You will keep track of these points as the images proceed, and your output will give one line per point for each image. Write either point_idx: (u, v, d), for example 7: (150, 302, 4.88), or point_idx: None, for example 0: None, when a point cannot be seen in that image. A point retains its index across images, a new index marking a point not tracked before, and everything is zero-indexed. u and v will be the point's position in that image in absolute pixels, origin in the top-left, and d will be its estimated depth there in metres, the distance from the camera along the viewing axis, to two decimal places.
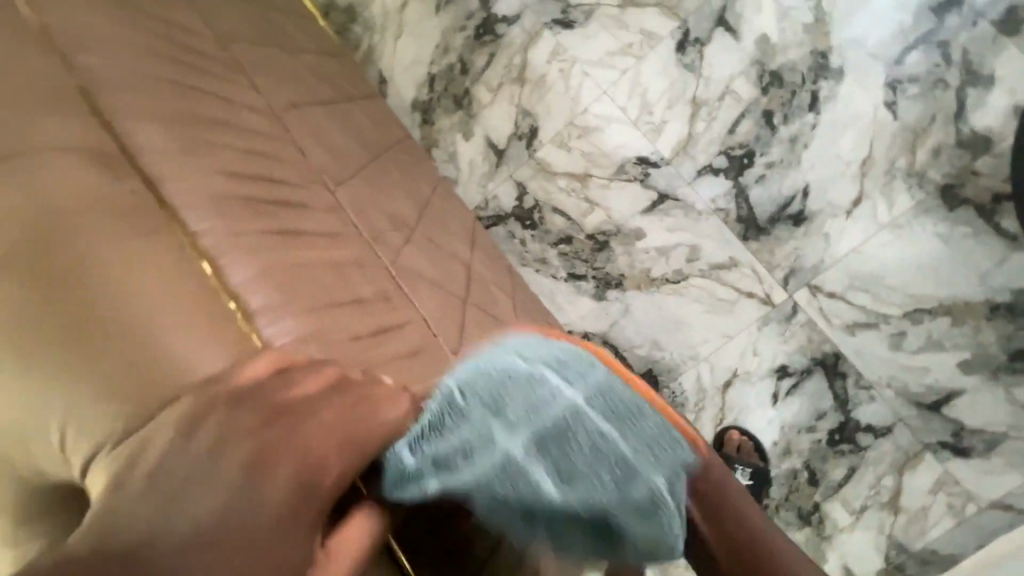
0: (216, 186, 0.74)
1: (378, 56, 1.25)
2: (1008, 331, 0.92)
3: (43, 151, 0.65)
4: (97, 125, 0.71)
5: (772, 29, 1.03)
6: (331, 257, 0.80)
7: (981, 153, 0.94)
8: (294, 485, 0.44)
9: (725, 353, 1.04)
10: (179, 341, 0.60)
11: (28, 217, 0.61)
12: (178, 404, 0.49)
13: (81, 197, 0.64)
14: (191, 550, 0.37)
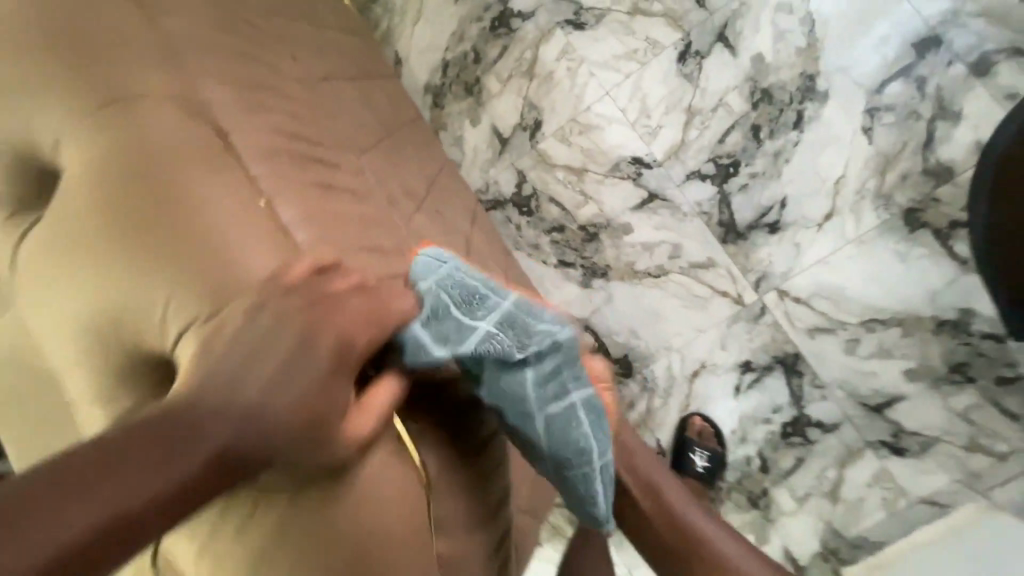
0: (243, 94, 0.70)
1: (395, 37, 1.31)
2: (951, 346, 1.02)
3: (98, 52, 0.65)
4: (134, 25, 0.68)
5: (767, 49, 1.11)
6: (358, 187, 0.76)
7: (944, 182, 1.03)
8: (332, 359, 0.53)
9: (696, 346, 1.12)
10: (228, 224, 0.60)
11: (100, 114, 0.63)
12: (243, 292, 0.56)
13: (130, 91, 0.64)
14: (256, 406, 0.48)
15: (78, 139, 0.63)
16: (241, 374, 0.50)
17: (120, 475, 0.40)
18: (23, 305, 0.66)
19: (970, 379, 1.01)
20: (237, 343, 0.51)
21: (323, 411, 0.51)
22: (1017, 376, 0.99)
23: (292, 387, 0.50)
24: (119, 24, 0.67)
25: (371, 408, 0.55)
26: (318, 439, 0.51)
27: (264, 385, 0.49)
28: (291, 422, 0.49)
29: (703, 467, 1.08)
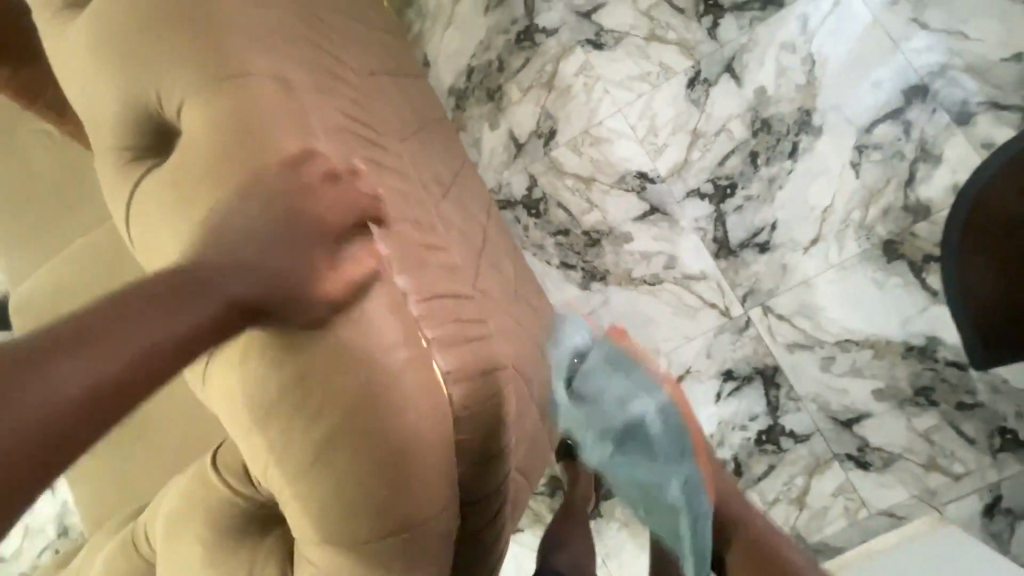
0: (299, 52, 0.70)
1: (426, 41, 1.39)
2: (917, 370, 1.10)
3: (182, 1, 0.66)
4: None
5: (770, 83, 1.20)
6: (405, 155, 0.81)
7: (921, 219, 1.11)
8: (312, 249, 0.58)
9: (683, 351, 1.20)
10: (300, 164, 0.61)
11: (191, 60, 0.64)
12: (280, 214, 0.57)
13: (211, 36, 0.65)
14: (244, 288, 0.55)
15: (173, 83, 0.65)
16: (234, 248, 0.57)
17: (120, 331, 0.48)
18: (139, 234, 0.69)
19: (932, 403, 1.09)
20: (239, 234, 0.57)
21: (304, 280, 0.57)
22: (976, 403, 1.07)
23: (277, 257, 0.56)
24: None
25: (350, 270, 0.60)
26: (300, 300, 0.58)
27: (253, 254, 0.56)
28: (272, 284, 0.56)
29: None
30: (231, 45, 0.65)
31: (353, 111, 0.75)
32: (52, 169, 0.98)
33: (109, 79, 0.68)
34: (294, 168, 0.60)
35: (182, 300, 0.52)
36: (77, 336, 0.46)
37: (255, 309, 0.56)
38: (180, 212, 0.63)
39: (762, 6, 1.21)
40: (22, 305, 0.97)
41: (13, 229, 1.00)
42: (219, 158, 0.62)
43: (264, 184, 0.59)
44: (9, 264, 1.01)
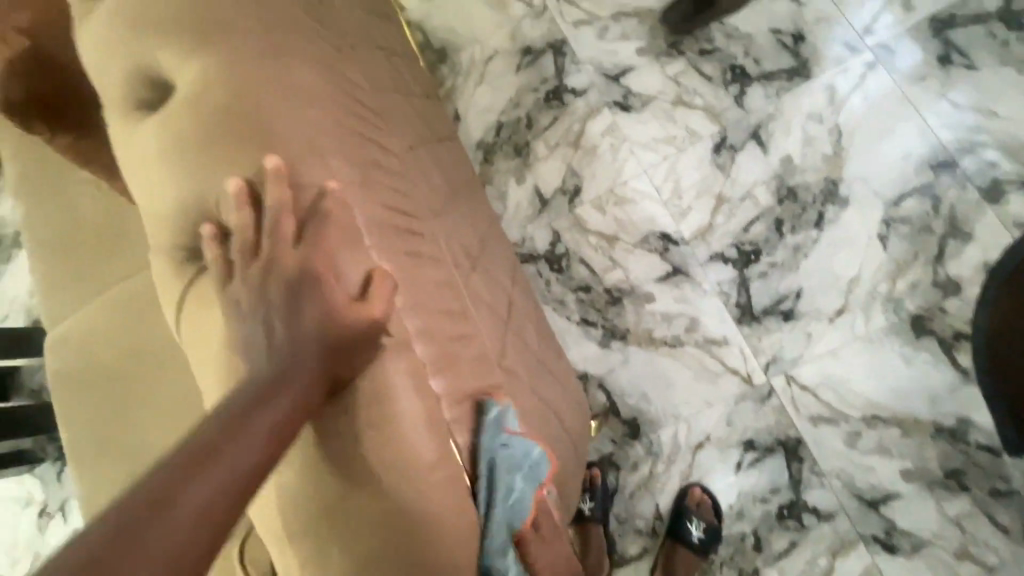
0: (331, 127, 0.66)
1: (457, 95, 1.41)
2: (947, 451, 1.07)
3: (216, 84, 0.63)
4: (245, 53, 0.65)
5: (795, 152, 1.21)
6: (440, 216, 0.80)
7: (951, 295, 1.10)
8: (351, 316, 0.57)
9: (703, 418, 1.18)
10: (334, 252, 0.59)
11: (221, 149, 0.61)
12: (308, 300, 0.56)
13: (266, 139, 0.61)
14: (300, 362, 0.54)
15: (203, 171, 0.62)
16: (265, 334, 0.55)
17: (225, 448, 0.43)
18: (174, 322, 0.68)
19: (964, 487, 1.05)
20: (278, 317, 0.55)
21: (338, 322, 0.56)
22: (1010, 490, 1.04)
23: (308, 318, 0.55)
24: (235, 57, 0.64)
25: (375, 300, 0.58)
26: (343, 352, 0.56)
27: (283, 325, 0.55)
28: (320, 348, 0.54)
29: (699, 538, 1.10)
30: (289, 148, 0.62)
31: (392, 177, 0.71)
32: (96, 216, 1.03)
33: (160, 187, 0.64)
34: (322, 248, 0.58)
35: (249, 406, 0.47)
36: (149, 492, 0.39)
37: (315, 386, 0.53)
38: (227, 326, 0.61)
39: (789, 77, 1.23)
40: (56, 344, 0.99)
41: (52, 273, 1.03)
42: (254, 269, 0.56)
43: (283, 274, 0.56)
44: (42, 306, 1.03)
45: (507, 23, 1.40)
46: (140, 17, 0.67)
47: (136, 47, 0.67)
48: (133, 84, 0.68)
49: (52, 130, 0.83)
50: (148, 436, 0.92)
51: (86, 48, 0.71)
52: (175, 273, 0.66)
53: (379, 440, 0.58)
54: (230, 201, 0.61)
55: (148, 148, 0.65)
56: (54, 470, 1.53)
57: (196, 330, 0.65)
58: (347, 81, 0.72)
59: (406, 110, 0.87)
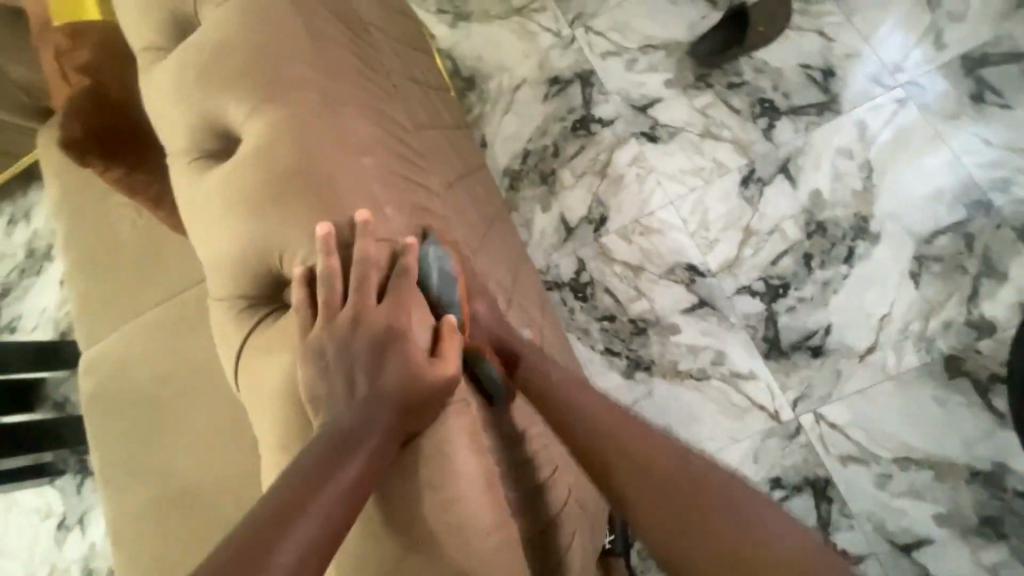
0: (387, 175, 0.67)
1: (484, 122, 1.42)
2: (983, 497, 1.04)
3: (280, 134, 0.64)
4: (305, 103, 0.66)
5: (825, 187, 1.21)
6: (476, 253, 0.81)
7: (985, 336, 1.08)
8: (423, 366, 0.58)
9: (729, 454, 1.16)
10: (406, 309, 0.60)
11: (284, 198, 0.62)
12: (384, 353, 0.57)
13: (326, 187, 0.62)
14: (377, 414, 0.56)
15: (265, 218, 0.63)
16: (344, 386, 0.57)
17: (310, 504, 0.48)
18: (231, 361, 0.70)
19: (1000, 535, 1.03)
20: (357, 369, 0.57)
21: (414, 375, 0.57)
22: None
23: (391, 374, 0.57)
24: (297, 106, 0.66)
25: (447, 355, 0.59)
26: (420, 410, 0.57)
27: (366, 380, 0.57)
28: (399, 405, 0.56)
29: None
30: (348, 196, 0.62)
31: (437, 215, 0.73)
32: (134, 240, 1.05)
33: (222, 232, 0.66)
34: (404, 304, 0.59)
35: (330, 464, 0.51)
36: (246, 548, 0.44)
37: (390, 443, 0.55)
38: (291, 372, 0.62)
39: (819, 111, 1.23)
40: (95, 365, 1.02)
41: (92, 295, 1.06)
42: (338, 319, 0.58)
43: (370, 327, 0.58)
44: (81, 327, 1.06)
45: (536, 53, 1.41)
46: (207, 67, 0.69)
47: (201, 96, 0.69)
48: (198, 131, 0.71)
49: (107, 163, 0.91)
50: (180, 461, 0.93)
51: (154, 96, 0.74)
52: (238, 315, 0.69)
53: (438, 503, 0.56)
54: (293, 249, 0.62)
55: (213, 194, 0.67)
56: (74, 483, 1.53)
57: (254, 373, 0.66)
58: (395, 126, 0.74)
59: (445, 149, 0.89)
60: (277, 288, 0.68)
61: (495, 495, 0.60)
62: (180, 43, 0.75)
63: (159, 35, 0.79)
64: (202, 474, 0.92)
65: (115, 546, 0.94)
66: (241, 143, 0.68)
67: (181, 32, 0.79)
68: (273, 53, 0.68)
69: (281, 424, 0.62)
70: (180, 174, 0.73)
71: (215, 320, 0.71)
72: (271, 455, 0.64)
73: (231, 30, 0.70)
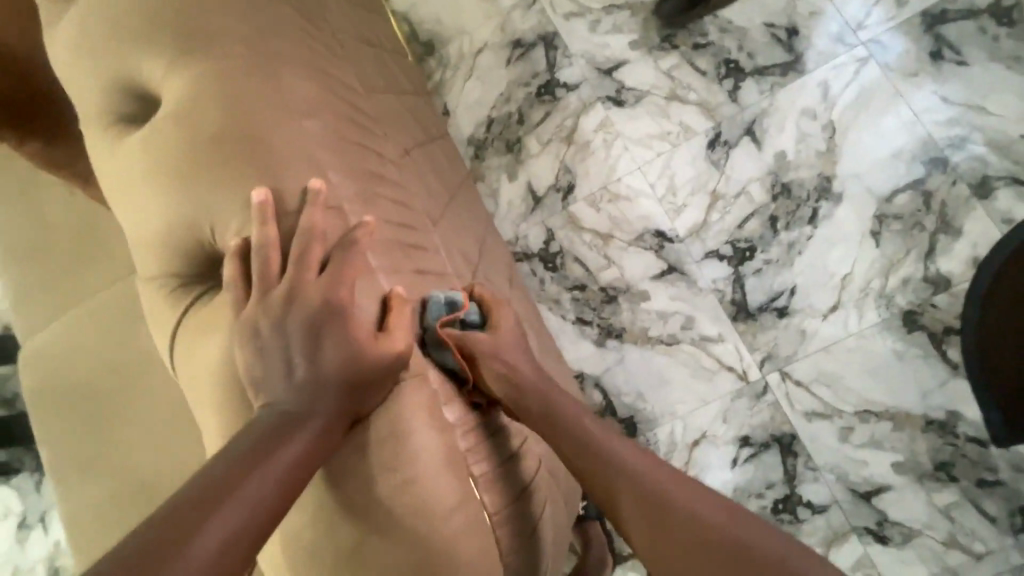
0: (333, 138, 0.62)
1: (446, 89, 1.36)
2: (937, 444, 1.09)
3: (208, 95, 0.59)
4: (236, 62, 0.61)
5: (789, 148, 1.21)
6: (438, 222, 0.78)
7: (941, 290, 1.12)
8: (366, 343, 0.54)
9: (699, 415, 1.18)
10: (359, 280, 0.57)
11: (215, 164, 0.58)
12: (324, 330, 0.54)
13: (260, 151, 0.57)
14: (318, 395, 0.53)
15: (193, 188, 0.58)
16: (283, 368, 0.54)
17: (237, 492, 0.46)
18: (170, 348, 0.65)
19: (953, 478, 1.08)
20: (295, 348, 0.54)
21: (358, 352, 0.54)
22: (997, 480, 1.07)
23: (330, 352, 0.54)
24: (227, 65, 0.60)
25: (396, 330, 0.56)
26: (366, 389, 0.54)
27: (305, 361, 0.54)
28: (340, 385, 0.53)
29: None
30: (287, 162, 0.58)
31: (391, 182, 0.68)
32: (68, 224, 0.98)
33: (146, 204, 0.61)
34: (346, 278, 0.55)
35: (266, 447, 0.49)
36: (163, 534, 0.42)
37: (335, 426, 0.53)
38: (227, 352, 0.59)
39: (783, 72, 1.22)
40: (34, 358, 0.96)
41: (26, 283, 0.98)
42: (273, 296, 0.55)
43: (305, 303, 0.54)
44: (16, 318, 0.99)
45: (497, 14, 1.35)
46: (121, 22, 0.63)
47: (118, 57, 0.63)
48: (115, 96, 0.65)
49: (21, 138, 0.84)
50: (136, 455, 0.89)
51: (63, 58, 0.67)
52: (171, 297, 0.64)
53: (394, 484, 0.55)
54: (225, 219, 0.58)
55: (133, 164, 0.62)
56: (32, 482, 1.46)
57: (191, 358, 0.62)
58: (340, 85, 0.69)
59: (400, 113, 0.84)
60: (209, 265, 0.63)
61: (460, 473, 0.57)
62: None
63: None
64: (160, 466, 0.88)
65: (73, 543, 0.90)
66: (161, 105, 0.62)
67: None
68: (197, 8, 0.62)
69: (221, 411, 0.59)
70: (95, 143, 0.66)
71: (148, 305, 0.67)
72: (216, 442, 0.61)
73: None
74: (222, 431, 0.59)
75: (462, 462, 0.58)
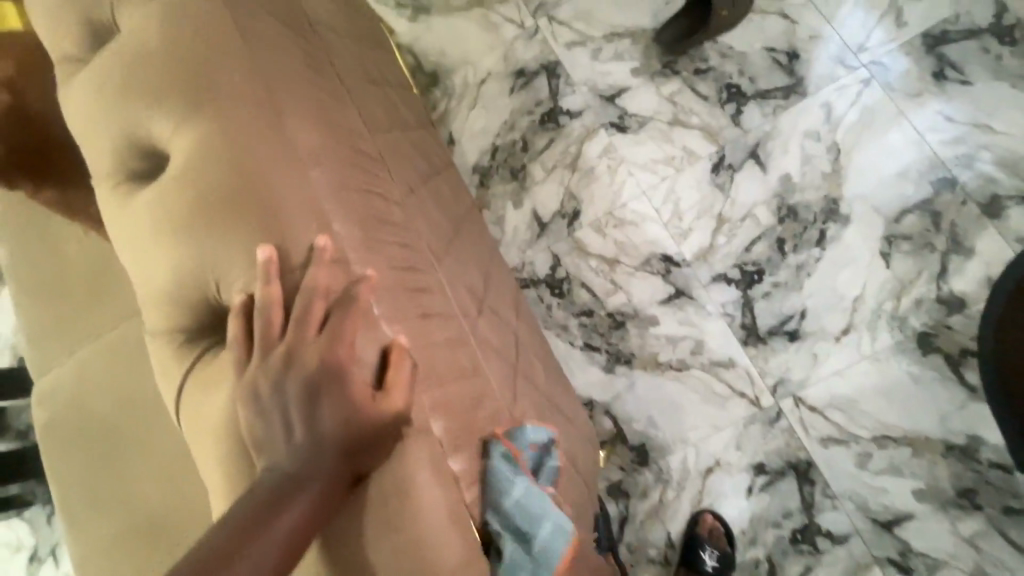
0: (336, 185, 0.63)
1: (451, 119, 1.38)
2: (959, 471, 1.06)
3: (214, 151, 0.60)
4: (241, 116, 0.62)
5: (794, 171, 1.21)
6: (443, 256, 0.78)
7: (956, 311, 1.10)
8: (364, 400, 0.54)
9: (712, 442, 1.16)
10: (363, 334, 0.57)
11: (221, 221, 0.59)
12: (322, 392, 0.53)
13: (265, 206, 0.58)
14: (318, 457, 0.51)
15: (199, 245, 0.59)
16: (283, 430, 0.53)
17: (237, 564, 0.45)
18: (178, 395, 0.66)
19: (978, 506, 1.05)
20: (294, 411, 0.52)
21: (357, 411, 0.53)
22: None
23: (328, 413, 0.52)
24: (232, 120, 0.61)
25: (395, 388, 0.56)
26: (366, 450, 0.54)
27: (303, 422, 0.52)
28: (341, 448, 0.52)
29: (713, 567, 1.09)
30: (291, 216, 0.59)
31: (395, 223, 0.69)
32: (82, 263, 0.99)
33: (156, 259, 0.62)
34: (345, 334, 0.55)
35: (265, 516, 0.48)
36: None
37: (335, 489, 0.52)
38: (231, 406, 0.59)
39: (785, 95, 1.23)
40: (46, 396, 0.97)
41: (39, 322, 1.00)
42: (272, 357, 0.54)
43: (304, 364, 0.53)
44: (28, 356, 1.00)
45: (499, 45, 1.38)
46: (131, 80, 0.64)
47: (130, 116, 0.65)
48: (128, 152, 0.67)
49: (38, 184, 0.86)
50: (145, 495, 0.89)
51: (77, 115, 0.69)
52: (180, 347, 0.66)
53: (400, 544, 0.55)
54: (230, 276, 0.59)
55: (143, 219, 0.63)
56: (44, 515, 1.47)
57: (199, 407, 0.63)
58: (343, 129, 0.70)
59: (404, 149, 0.85)
60: (216, 317, 0.64)
61: (465, 529, 0.58)
62: (98, 54, 0.69)
63: (77, 44, 0.72)
64: (168, 505, 0.88)
65: None
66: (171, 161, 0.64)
67: (103, 36, 0.72)
68: (203, 63, 0.63)
69: (225, 462, 0.59)
70: (108, 198, 0.68)
71: (156, 357, 0.68)
72: (221, 491, 0.61)
73: (156, 42, 0.65)
74: (227, 484, 0.60)
75: (463, 517, 0.59)
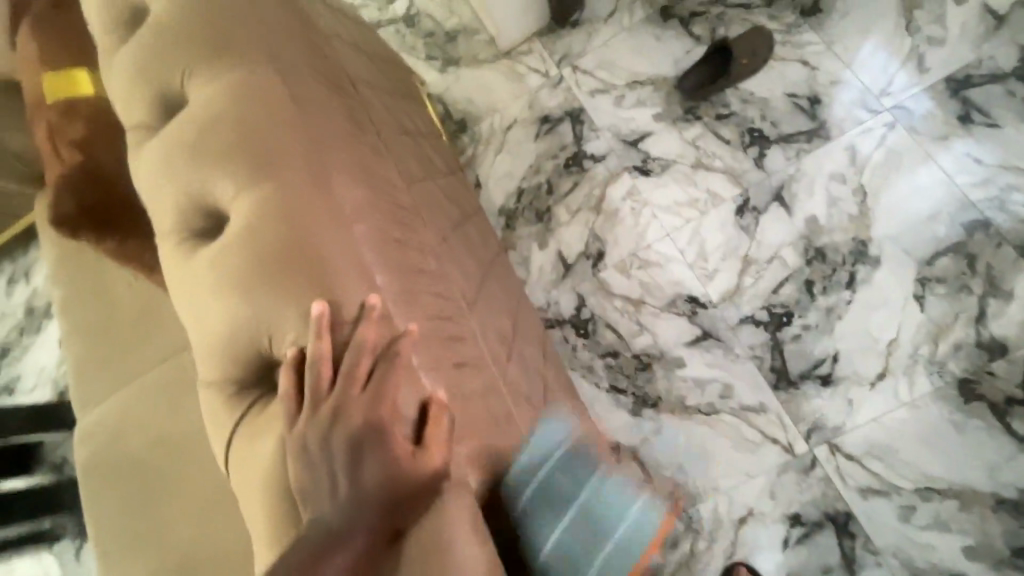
0: (377, 240, 0.67)
1: (477, 163, 1.43)
2: (1013, 527, 1.00)
3: (269, 212, 0.64)
4: (295, 178, 0.66)
5: (821, 213, 1.21)
6: (473, 302, 0.80)
7: (997, 357, 1.06)
8: (402, 457, 0.57)
9: (745, 491, 1.12)
10: (408, 387, 0.60)
11: (276, 279, 0.62)
12: (365, 447, 0.56)
13: (312, 262, 0.62)
14: (359, 514, 0.56)
15: (257, 300, 0.63)
16: (328, 485, 0.57)
17: None
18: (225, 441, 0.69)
19: None
20: (337, 467, 0.57)
21: (396, 467, 0.56)
22: None
23: (370, 469, 0.56)
24: (288, 184, 0.66)
25: (432, 442, 0.59)
26: (405, 505, 0.57)
27: (347, 478, 0.56)
28: (381, 503, 0.56)
29: None
30: (339, 272, 0.62)
31: (428, 274, 0.71)
32: (132, 303, 1.05)
33: (212, 312, 0.66)
34: (388, 390, 0.58)
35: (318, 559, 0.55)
36: None
37: (376, 541, 0.56)
38: (280, 455, 0.62)
39: (808, 138, 1.24)
40: (88, 433, 1.00)
41: (87, 361, 1.05)
42: (320, 412, 0.57)
43: (348, 422, 0.57)
44: (74, 394, 1.05)
45: (525, 93, 1.43)
46: (195, 144, 0.70)
47: (194, 181, 0.70)
48: (191, 212, 0.72)
49: (101, 234, 0.93)
50: (178, 533, 0.90)
51: (145, 180, 0.75)
52: (228, 393, 0.69)
53: None
54: (283, 330, 0.62)
55: (203, 276, 0.67)
56: (72, 550, 1.47)
57: (246, 453, 0.65)
58: (383, 186, 0.74)
59: (436, 197, 0.89)
60: (264, 369, 0.67)
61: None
62: (167, 125, 0.76)
63: (145, 110, 0.79)
64: (200, 544, 0.89)
65: None
66: (231, 222, 0.68)
67: (165, 102, 0.78)
68: (261, 131, 0.69)
69: (270, 507, 0.62)
70: (171, 255, 0.73)
71: (205, 402, 0.71)
72: (262, 531, 0.64)
73: (220, 113, 0.70)
74: (272, 530, 0.62)
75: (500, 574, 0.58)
